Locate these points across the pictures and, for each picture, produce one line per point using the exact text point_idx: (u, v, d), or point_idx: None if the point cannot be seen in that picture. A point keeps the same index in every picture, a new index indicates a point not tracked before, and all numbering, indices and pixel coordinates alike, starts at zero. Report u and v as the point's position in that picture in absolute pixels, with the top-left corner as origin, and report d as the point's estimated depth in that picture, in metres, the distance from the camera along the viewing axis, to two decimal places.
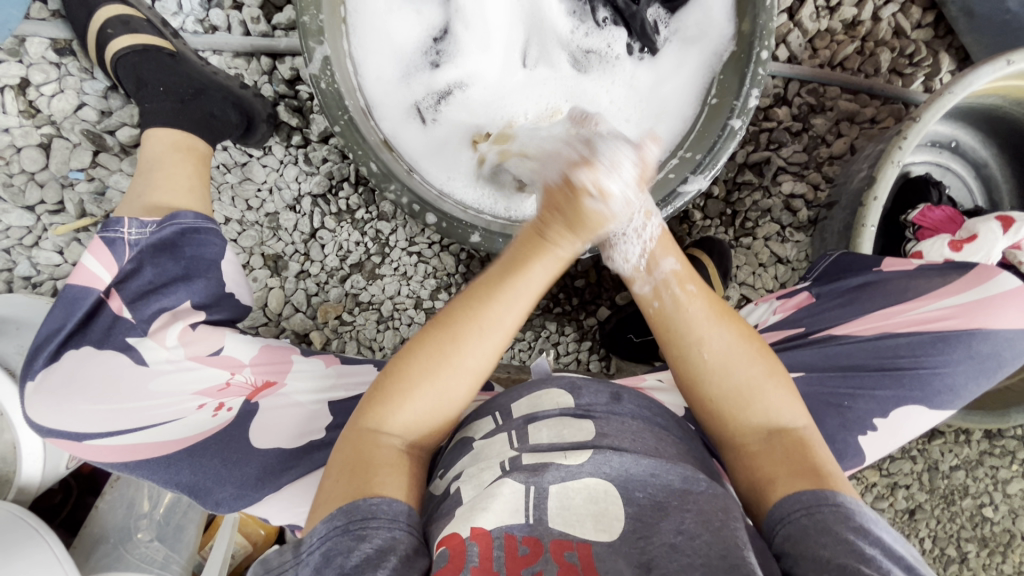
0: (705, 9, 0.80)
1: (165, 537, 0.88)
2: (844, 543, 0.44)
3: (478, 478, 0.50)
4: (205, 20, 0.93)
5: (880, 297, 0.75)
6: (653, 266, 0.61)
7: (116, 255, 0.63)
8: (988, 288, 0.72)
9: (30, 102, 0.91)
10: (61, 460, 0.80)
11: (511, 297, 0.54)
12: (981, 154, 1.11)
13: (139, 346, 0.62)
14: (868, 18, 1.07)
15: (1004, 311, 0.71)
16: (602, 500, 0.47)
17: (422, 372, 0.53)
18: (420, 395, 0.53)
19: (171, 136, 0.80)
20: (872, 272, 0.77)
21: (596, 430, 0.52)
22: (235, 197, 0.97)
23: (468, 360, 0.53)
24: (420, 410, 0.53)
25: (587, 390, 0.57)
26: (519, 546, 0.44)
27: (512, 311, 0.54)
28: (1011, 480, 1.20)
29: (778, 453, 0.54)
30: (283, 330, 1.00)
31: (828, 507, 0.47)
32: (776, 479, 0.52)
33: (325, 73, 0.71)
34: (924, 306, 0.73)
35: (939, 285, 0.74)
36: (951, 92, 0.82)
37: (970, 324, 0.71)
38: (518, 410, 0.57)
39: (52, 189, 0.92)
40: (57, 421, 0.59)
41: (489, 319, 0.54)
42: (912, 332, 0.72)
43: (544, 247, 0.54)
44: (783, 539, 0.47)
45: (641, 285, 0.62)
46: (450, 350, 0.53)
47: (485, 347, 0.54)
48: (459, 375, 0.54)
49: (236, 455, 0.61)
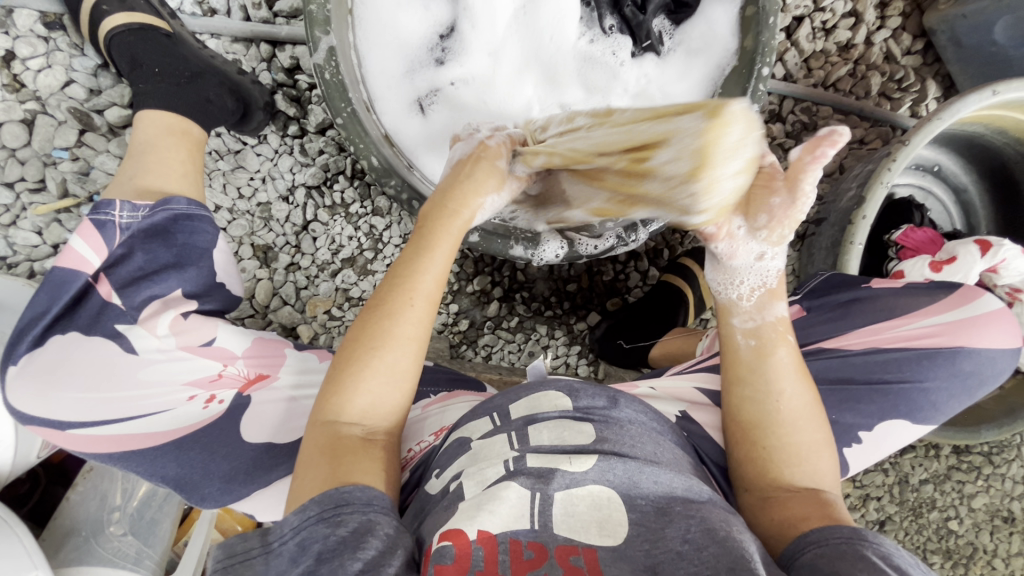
0: (709, 23, 0.82)
1: (138, 531, 0.85)
2: (877, 569, 0.44)
3: (479, 475, 0.51)
4: (204, 2, 0.91)
5: (870, 313, 0.77)
6: (764, 306, 0.63)
7: (105, 239, 0.60)
8: (975, 308, 0.75)
9: (14, 75, 0.87)
10: (32, 450, 0.77)
11: (429, 266, 0.57)
12: (962, 179, 1.16)
13: (129, 333, 0.60)
14: (861, 42, 1.11)
15: (984, 331, 0.74)
16: (606, 507, 0.48)
17: (365, 354, 0.54)
18: (370, 377, 0.54)
19: (165, 120, 0.78)
20: (862, 289, 0.80)
21: (596, 433, 0.53)
22: (227, 184, 0.95)
23: (405, 328, 0.55)
24: (373, 391, 0.54)
25: (585, 394, 0.57)
26: (524, 551, 0.45)
27: (430, 276, 0.57)
28: (976, 494, 1.24)
29: (813, 502, 0.56)
30: (270, 322, 0.98)
31: (868, 544, 0.47)
32: (810, 519, 0.54)
33: (330, 63, 0.70)
34: (913, 323, 0.76)
35: (927, 303, 0.77)
36: (939, 119, 0.84)
37: (959, 343, 0.74)
38: (514, 412, 0.57)
39: (33, 167, 0.89)
40: (41, 408, 0.57)
41: (411, 287, 0.56)
42: (899, 348, 0.74)
43: (443, 216, 0.60)
44: (815, 557, 0.48)
45: (744, 318, 0.64)
46: (387, 323, 0.55)
47: (418, 315, 0.56)
48: (402, 346, 0.55)
49: (225, 448, 0.59)
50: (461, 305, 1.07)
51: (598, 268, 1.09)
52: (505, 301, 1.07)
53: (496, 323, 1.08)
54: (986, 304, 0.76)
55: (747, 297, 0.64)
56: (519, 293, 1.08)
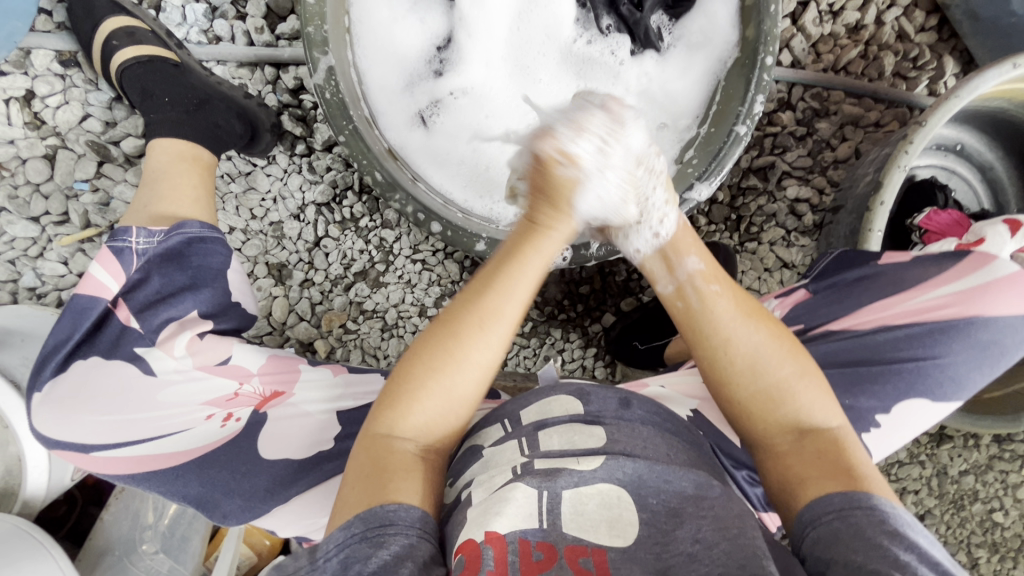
0: (708, 16, 0.81)
1: (170, 548, 0.88)
2: (878, 548, 0.46)
3: (489, 483, 0.51)
4: (209, 30, 0.92)
5: (876, 290, 0.76)
6: (676, 265, 0.64)
7: (123, 264, 0.62)
8: (986, 274, 0.72)
9: (35, 113, 0.91)
10: (66, 473, 0.79)
11: (514, 289, 0.54)
12: (986, 157, 1.13)
13: (147, 356, 0.61)
14: (871, 23, 1.07)
15: (1002, 296, 0.70)
16: (615, 505, 0.48)
17: (427, 373, 0.52)
18: (429, 394, 0.52)
19: (178, 147, 0.80)
20: (868, 266, 0.78)
21: (607, 436, 0.53)
22: (240, 206, 0.98)
23: (473, 353, 0.53)
24: (430, 411, 0.53)
25: (596, 397, 0.58)
26: (534, 552, 0.45)
27: (515, 302, 0.54)
28: (1021, 484, 1.21)
29: (809, 456, 0.55)
30: (287, 339, 1.00)
31: (861, 510, 0.49)
32: (808, 480, 0.53)
33: (330, 83, 0.71)
34: (922, 295, 0.73)
35: (935, 274, 0.74)
36: (958, 96, 0.82)
37: (970, 313, 0.71)
38: (526, 418, 0.57)
39: (57, 201, 0.92)
40: (65, 432, 0.57)
41: (488, 309, 0.53)
42: (910, 323, 0.71)
43: (536, 232, 0.57)
44: (813, 543, 0.49)
45: (664, 284, 0.64)
46: (454, 344, 0.53)
47: (491, 341, 0.53)
48: (466, 369, 0.53)
49: (246, 466, 0.59)
50: None
51: (610, 268, 1.08)
52: None
53: None
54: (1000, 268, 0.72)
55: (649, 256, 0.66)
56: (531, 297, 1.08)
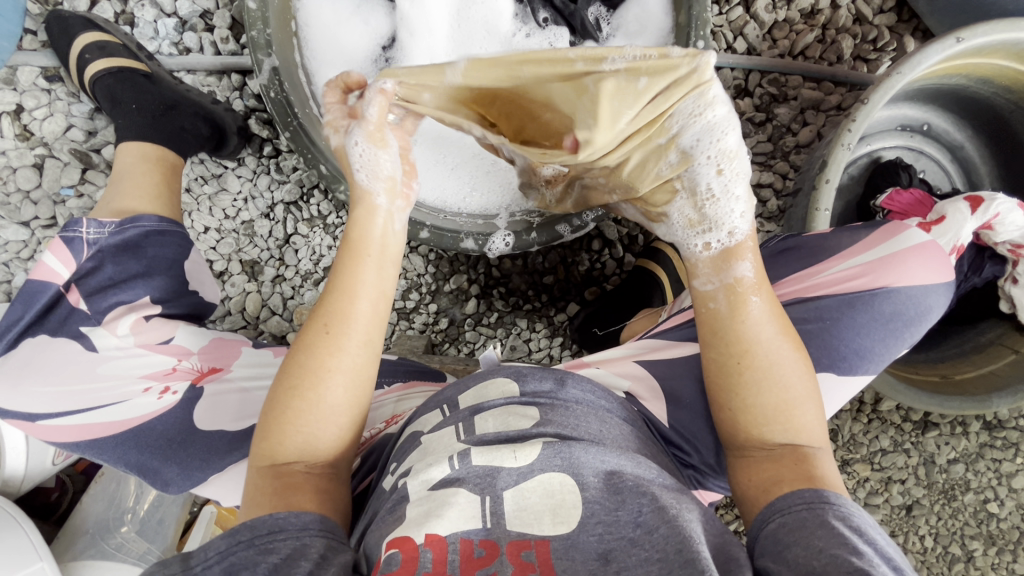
0: (642, 5, 0.84)
1: (145, 532, 0.92)
2: (838, 535, 0.47)
3: (425, 474, 0.50)
4: (180, 42, 0.98)
5: (797, 261, 0.78)
6: (725, 267, 0.60)
7: (73, 253, 0.67)
8: (894, 245, 0.75)
9: (24, 126, 0.98)
10: (46, 457, 0.85)
11: (361, 288, 0.56)
12: (955, 137, 1.11)
13: (91, 334, 0.66)
14: (826, 7, 1.08)
15: (908, 264, 0.73)
16: (558, 492, 0.48)
17: (294, 394, 0.54)
18: (303, 414, 0.54)
19: (143, 149, 0.87)
20: (790, 239, 0.81)
21: (540, 416, 0.55)
22: (213, 207, 1.03)
23: (336, 362, 0.54)
24: (310, 428, 0.54)
25: (532, 377, 0.59)
26: (475, 549, 0.45)
27: (367, 298, 0.56)
28: (1016, 473, 1.16)
29: (785, 461, 0.57)
30: (261, 332, 1.05)
31: (828, 506, 0.50)
32: (781, 481, 0.55)
33: (274, 82, 0.76)
34: (835, 266, 0.75)
35: (849, 245, 0.76)
36: (899, 73, 0.82)
37: (881, 284, 0.73)
38: (463, 402, 0.59)
39: (45, 206, 0.99)
40: (13, 402, 0.63)
41: (336, 316, 0.55)
42: (822, 296, 0.73)
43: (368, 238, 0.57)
44: (779, 527, 0.51)
45: (704, 280, 0.62)
46: (314, 359, 0.54)
47: (348, 345, 0.55)
48: (333, 381, 0.54)
49: (181, 436, 0.64)
50: (440, 304, 1.10)
51: (573, 259, 1.10)
52: (483, 298, 1.10)
53: (477, 319, 1.11)
54: (911, 238, 0.75)
55: (703, 258, 0.62)
56: (496, 288, 1.11)
